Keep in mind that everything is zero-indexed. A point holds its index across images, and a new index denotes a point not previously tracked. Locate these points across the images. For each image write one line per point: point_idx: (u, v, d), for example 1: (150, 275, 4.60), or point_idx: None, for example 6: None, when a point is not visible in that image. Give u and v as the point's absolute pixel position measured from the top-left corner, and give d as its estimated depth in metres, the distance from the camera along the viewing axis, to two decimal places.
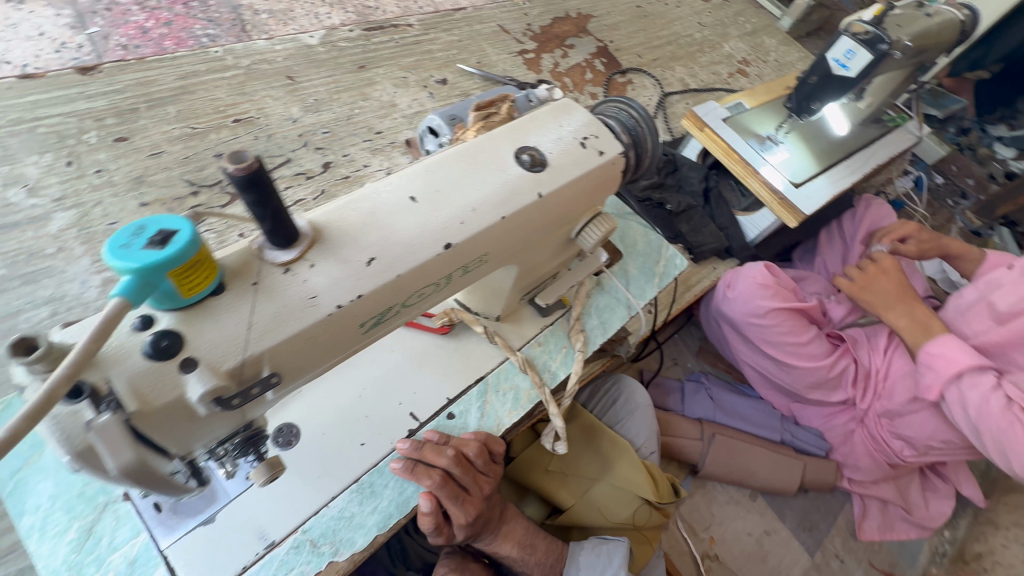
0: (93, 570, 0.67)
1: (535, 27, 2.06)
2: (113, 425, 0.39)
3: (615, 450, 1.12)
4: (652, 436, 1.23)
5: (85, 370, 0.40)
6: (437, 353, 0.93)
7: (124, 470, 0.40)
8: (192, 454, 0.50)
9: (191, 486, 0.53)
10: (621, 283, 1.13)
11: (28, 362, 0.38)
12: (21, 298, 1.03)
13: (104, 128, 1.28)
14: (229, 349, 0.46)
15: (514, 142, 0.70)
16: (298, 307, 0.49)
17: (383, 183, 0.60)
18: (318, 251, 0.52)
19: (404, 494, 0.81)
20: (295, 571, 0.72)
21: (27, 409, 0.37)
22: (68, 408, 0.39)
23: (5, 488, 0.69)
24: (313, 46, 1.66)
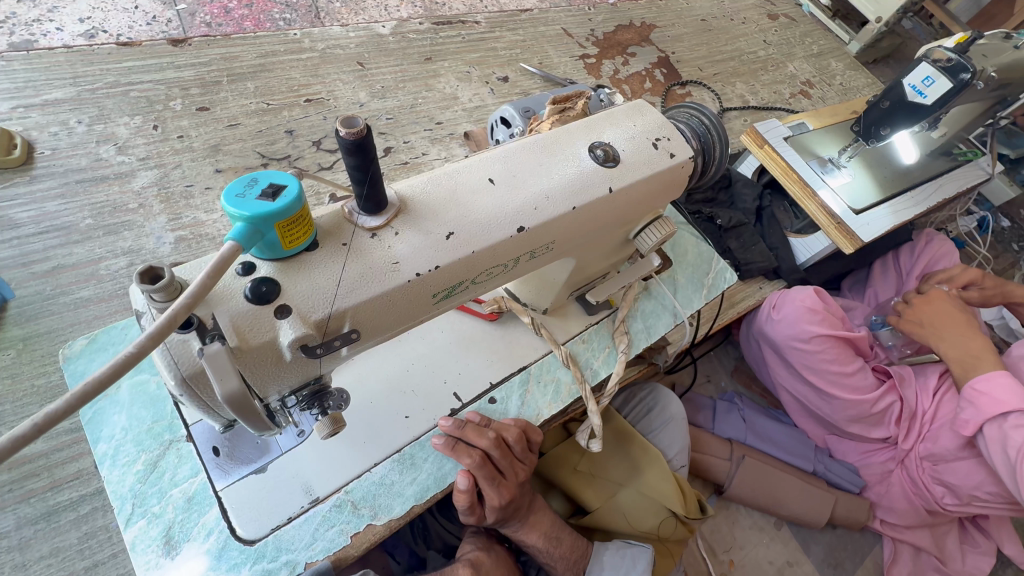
0: (155, 502, 0.71)
1: (598, 33, 2.07)
2: (222, 355, 0.43)
3: (646, 459, 1.11)
4: (684, 450, 1.22)
5: (197, 304, 0.44)
6: (484, 338, 0.95)
7: (226, 397, 0.42)
8: (270, 398, 0.53)
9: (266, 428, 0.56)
10: (669, 291, 1.13)
11: (152, 290, 0.41)
12: (103, 247, 1.11)
13: (189, 98, 1.36)
14: (319, 301, 0.49)
15: (589, 137, 0.71)
16: (381, 271, 0.52)
17: (465, 165, 0.62)
18: (402, 221, 0.55)
19: (443, 470, 0.83)
20: (336, 528, 0.75)
21: (151, 331, 0.40)
22: (179, 337, 0.43)
23: (86, 415, 0.75)
24: (384, 36, 1.72)
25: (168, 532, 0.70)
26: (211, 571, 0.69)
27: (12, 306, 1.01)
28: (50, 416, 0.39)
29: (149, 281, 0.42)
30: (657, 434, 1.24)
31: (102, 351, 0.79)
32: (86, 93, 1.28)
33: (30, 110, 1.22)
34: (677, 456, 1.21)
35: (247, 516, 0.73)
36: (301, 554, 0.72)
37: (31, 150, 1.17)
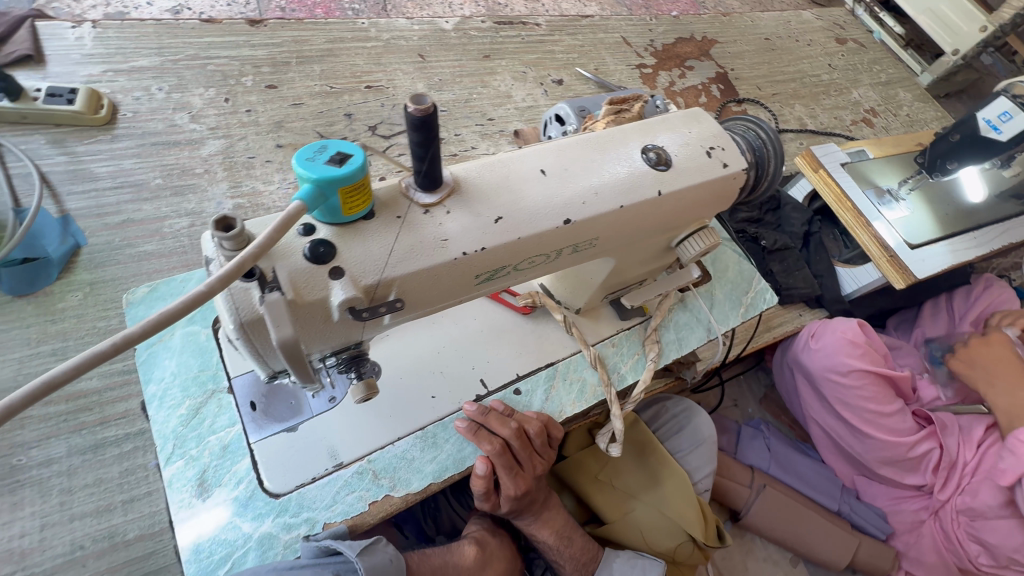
0: (193, 445, 0.75)
1: (657, 44, 2.07)
2: (279, 304, 0.46)
3: (671, 479, 1.09)
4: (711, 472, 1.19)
5: (260, 257, 0.46)
6: (515, 330, 0.96)
7: (281, 347, 0.45)
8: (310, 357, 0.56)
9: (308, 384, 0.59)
10: (705, 305, 1.11)
11: (224, 238, 0.44)
12: (169, 207, 1.18)
13: (260, 75, 1.44)
14: (371, 267, 0.51)
15: (643, 139, 0.72)
16: (431, 246, 0.54)
17: (519, 155, 0.64)
18: (454, 201, 0.57)
19: (462, 452, 0.84)
20: (355, 494, 0.77)
21: (221, 274, 0.43)
22: (242, 285, 0.46)
23: (140, 356, 0.80)
24: (447, 31, 1.76)
25: (202, 475, 0.74)
26: (237, 517, 0.73)
27: (83, 252, 1.09)
28: (129, 338, 0.42)
29: (224, 229, 0.45)
30: (684, 455, 1.19)
31: (159, 300, 0.84)
32: (168, 64, 1.37)
33: (117, 75, 1.31)
34: (702, 479, 1.17)
35: (275, 471, 0.76)
36: (321, 513, 0.75)
37: (115, 111, 1.26)
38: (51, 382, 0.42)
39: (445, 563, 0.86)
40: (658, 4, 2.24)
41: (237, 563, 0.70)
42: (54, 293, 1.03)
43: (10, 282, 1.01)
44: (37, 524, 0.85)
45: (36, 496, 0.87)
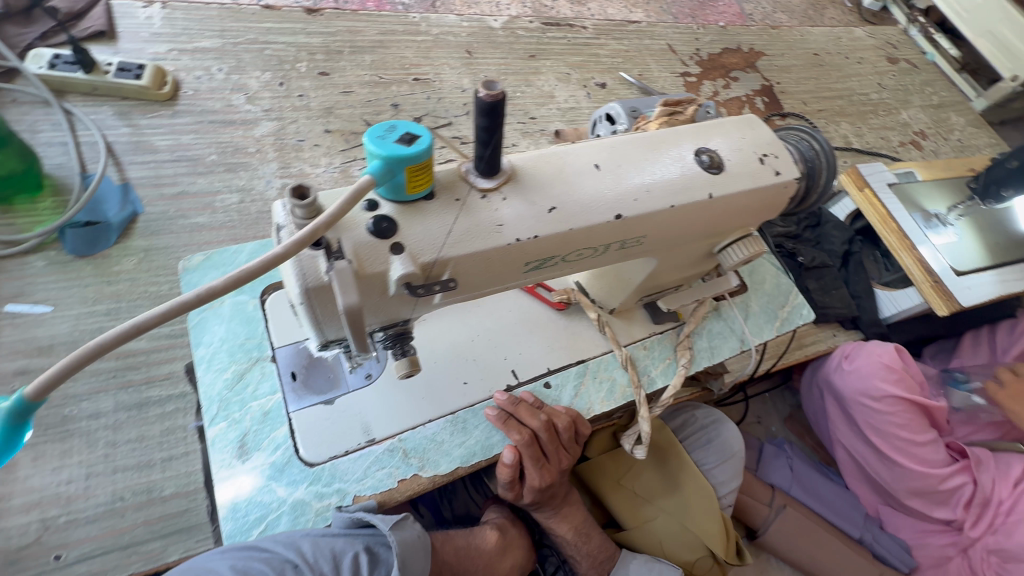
0: (237, 408, 0.78)
1: (703, 54, 2.05)
2: (347, 272, 0.48)
3: (693, 493, 1.08)
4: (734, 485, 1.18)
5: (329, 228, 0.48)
6: (549, 324, 0.97)
7: (347, 315, 0.47)
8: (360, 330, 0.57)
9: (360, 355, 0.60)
10: (740, 316, 1.10)
11: (298, 206, 0.46)
12: (221, 182, 1.23)
13: (314, 62, 1.48)
14: (429, 245, 0.53)
15: (696, 141, 0.72)
16: (486, 230, 0.55)
17: (574, 148, 0.65)
18: (511, 188, 0.58)
19: (490, 440, 0.85)
20: (385, 470, 0.79)
21: (296, 239, 0.45)
22: (310, 253, 0.48)
23: (192, 321, 0.83)
24: (495, 29, 1.79)
25: (243, 438, 0.77)
26: (272, 481, 0.75)
27: (139, 220, 1.13)
28: (212, 291, 0.43)
29: (298, 198, 0.47)
30: (710, 468, 1.17)
31: (212, 268, 0.88)
32: (229, 46, 1.43)
33: (182, 54, 1.37)
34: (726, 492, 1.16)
35: (311, 441, 0.78)
36: (351, 486, 0.77)
37: (177, 88, 1.31)
38: (143, 327, 0.42)
39: (467, 545, 0.89)
40: (706, 13, 2.23)
41: (271, 525, 0.73)
42: (111, 256, 1.08)
43: (74, 243, 1.06)
44: (83, 472, 0.90)
45: (84, 446, 0.91)
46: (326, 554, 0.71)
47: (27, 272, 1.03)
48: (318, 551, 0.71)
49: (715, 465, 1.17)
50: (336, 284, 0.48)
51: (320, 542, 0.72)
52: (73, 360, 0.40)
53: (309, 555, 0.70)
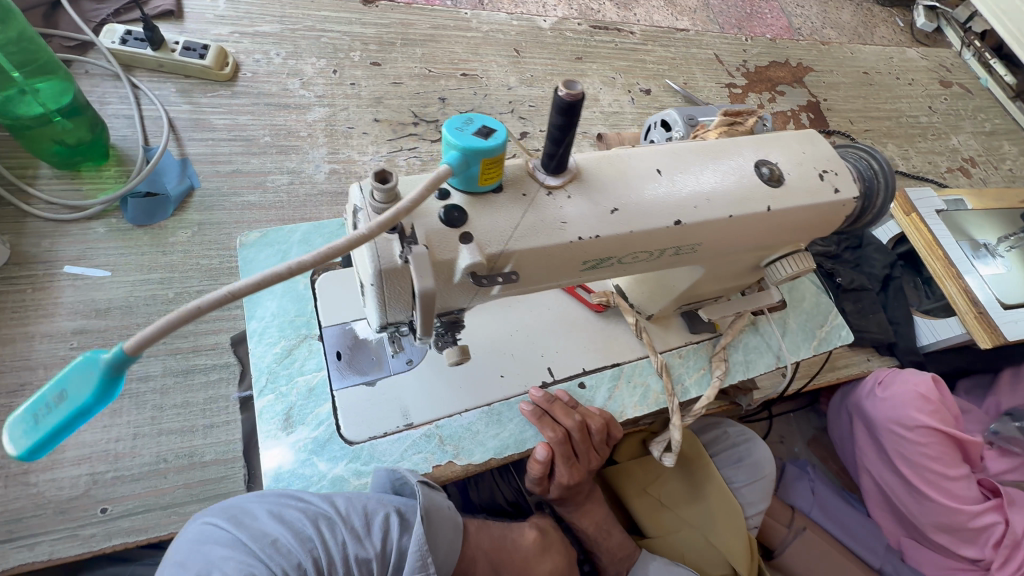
0: (284, 382, 0.81)
1: (750, 66, 2.03)
2: (423, 258, 0.49)
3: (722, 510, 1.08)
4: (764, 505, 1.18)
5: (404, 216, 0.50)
6: (587, 325, 0.97)
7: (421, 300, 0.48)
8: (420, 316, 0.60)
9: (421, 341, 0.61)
10: (777, 332, 1.09)
11: (379, 190, 0.48)
12: (273, 163, 1.26)
13: (367, 52, 1.51)
14: (496, 237, 0.54)
15: (757, 153, 0.72)
16: (551, 226, 0.56)
17: (637, 152, 0.65)
18: (576, 187, 0.59)
19: (524, 434, 0.86)
20: (421, 454, 0.81)
21: (379, 221, 0.46)
22: (385, 236, 0.50)
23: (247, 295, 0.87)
24: (543, 30, 1.80)
25: (289, 411, 0.79)
26: (314, 456, 0.78)
27: (195, 194, 1.18)
28: (304, 265, 0.43)
29: (382, 183, 0.49)
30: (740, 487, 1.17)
31: (267, 245, 0.91)
32: (288, 32, 1.46)
33: (243, 37, 1.42)
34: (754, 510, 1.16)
35: (352, 420, 0.80)
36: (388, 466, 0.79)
37: (237, 70, 1.35)
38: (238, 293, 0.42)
39: (504, 535, 0.92)
40: (753, 25, 2.20)
41: None
42: (168, 227, 1.12)
43: (134, 212, 1.11)
44: (130, 432, 0.93)
45: (133, 407, 0.95)
46: (358, 511, 0.74)
47: (89, 237, 1.08)
48: (351, 506, 0.74)
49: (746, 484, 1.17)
50: (413, 269, 0.49)
51: (354, 498, 0.75)
52: (175, 318, 0.41)
53: (342, 508, 0.73)
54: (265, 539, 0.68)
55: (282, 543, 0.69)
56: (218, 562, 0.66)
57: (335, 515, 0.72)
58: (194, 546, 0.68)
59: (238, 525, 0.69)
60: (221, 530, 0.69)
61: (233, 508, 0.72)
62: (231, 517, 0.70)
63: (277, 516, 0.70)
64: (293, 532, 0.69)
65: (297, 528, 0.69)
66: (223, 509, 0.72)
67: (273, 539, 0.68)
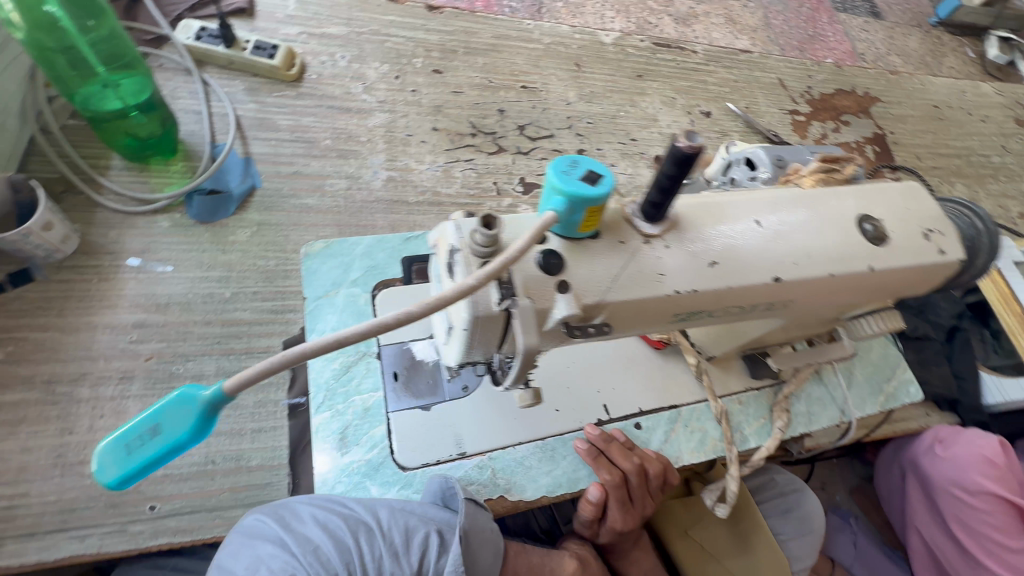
0: (340, 400, 0.80)
1: (814, 92, 1.95)
2: (528, 312, 0.48)
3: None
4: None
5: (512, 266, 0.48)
6: (646, 363, 0.94)
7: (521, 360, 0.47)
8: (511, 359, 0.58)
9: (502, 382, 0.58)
10: (843, 384, 1.03)
11: (484, 238, 0.46)
12: (333, 167, 1.26)
13: (429, 59, 1.50)
14: (593, 288, 0.51)
15: (859, 207, 0.67)
16: (648, 278, 0.53)
17: (735, 201, 0.61)
18: (674, 235, 0.56)
19: (577, 473, 0.83)
20: (474, 486, 0.79)
21: (486, 271, 0.45)
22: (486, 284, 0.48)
23: (309, 306, 0.86)
24: (605, 45, 1.76)
25: (344, 430, 0.79)
26: (366, 479, 0.76)
27: (257, 194, 1.18)
28: (412, 315, 0.42)
29: (482, 231, 0.47)
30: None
31: (331, 257, 0.91)
32: (354, 35, 1.47)
33: (311, 38, 1.42)
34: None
35: (406, 445, 0.79)
36: None
37: (303, 71, 1.36)
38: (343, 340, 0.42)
39: (543, 565, 0.86)
40: (816, 48, 2.09)
41: None
42: (228, 226, 1.13)
43: (199, 210, 1.12)
44: None
45: None
46: (398, 527, 0.70)
47: (154, 231, 1.09)
48: (393, 521, 0.70)
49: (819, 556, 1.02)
50: (516, 322, 0.48)
51: (396, 512, 0.72)
52: (276, 362, 0.41)
53: (383, 523, 0.70)
54: (307, 544, 0.67)
55: (322, 552, 0.67)
56: (266, 558, 0.66)
57: (375, 530, 0.69)
58: (243, 542, 0.68)
59: (284, 526, 0.68)
60: (269, 527, 0.69)
61: (281, 507, 0.71)
62: (280, 517, 0.69)
63: (321, 523, 0.68)
64: (335, 540, 0.67)
65: (338, 538, 0.67)
66: (272, 506, 0.71)
67: (315, 546, 0.67)
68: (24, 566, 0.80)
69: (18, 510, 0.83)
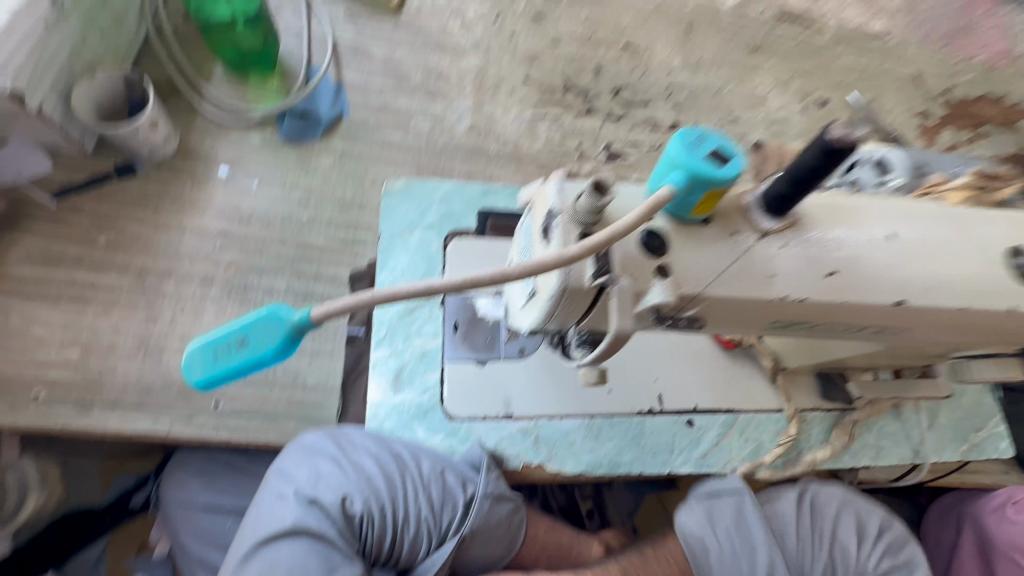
0: (401, 340, 0.81)
1: (954, 94, 1.69)
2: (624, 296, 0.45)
3: (697, 546, 0.85)
4: (870, 558, 0.88)
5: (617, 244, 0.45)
6: (711, 360, 0.88)
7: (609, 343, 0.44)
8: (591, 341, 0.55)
9: (572, 361, 0.57)
10: (923, 423, 0.94)
11: (594, 204, 0.43)
12: (419, 106, 1.24)
13: (532, 4, 1.42)
14: (695, 280, 0.47)
15: (1014, 235, 0.58)
16: (758, 278, 0.49)
17: (868, 206, 0.54)
18: (793, 235, 0.50)
19: (618, 458, 0.82)
20: (515, 449, 0.79)
21: (590, 244, 0.42)
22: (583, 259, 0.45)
23: (383, 243, 0.87)
24: (723, 10, 1.60)
25: (400, 370, 0.80)
26: (415, 421, 0.78)
27: (343, 123, 1.18)
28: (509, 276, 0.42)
29: (583, 200, 0.44)
30: (725, 528, 0.84)
31: (411, 197, 0.91)
32: None
33: None
34: (768, 553, 0.83)
35: (456, 396, 0.79)
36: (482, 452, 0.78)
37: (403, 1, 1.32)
38: (437, 289, 0.44)
39: (570, 546, 0.88)
40: (966, 42, 1.80)
41: None
42: (313, 150, 1.15)
43: (288, 129, 1.14)
44: None
45: None
46: (439, 477, 0.74)
47: (245, 144, 1.12)
48: (435, 473, 0.74)
49: (785, 510, 0.88)
50: (612, 303, 0.45)
51: (439, 462, 0.75)
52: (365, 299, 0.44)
53: (427, 470, 0.74)
54: (360, 473, 0.72)
55: (374, 482, 0.71)
56: (325, 474, 0.72)
57: (420, 475, 0.73)
58: (304, 455, 0.73)
59: (341, 450, 0.73)
60: (328, 448, 0.73)
61: (337, 431, 0.75)
62: (337, 442, 0.73)
63: (374, 456, 0.72)
64: (385, 474, 0.72)
65: (387, 473, 0.72)
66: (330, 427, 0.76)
67: (368, 475, 0.71)
68: (106, 432, 0.89)
69: (105, 383, 0.92)
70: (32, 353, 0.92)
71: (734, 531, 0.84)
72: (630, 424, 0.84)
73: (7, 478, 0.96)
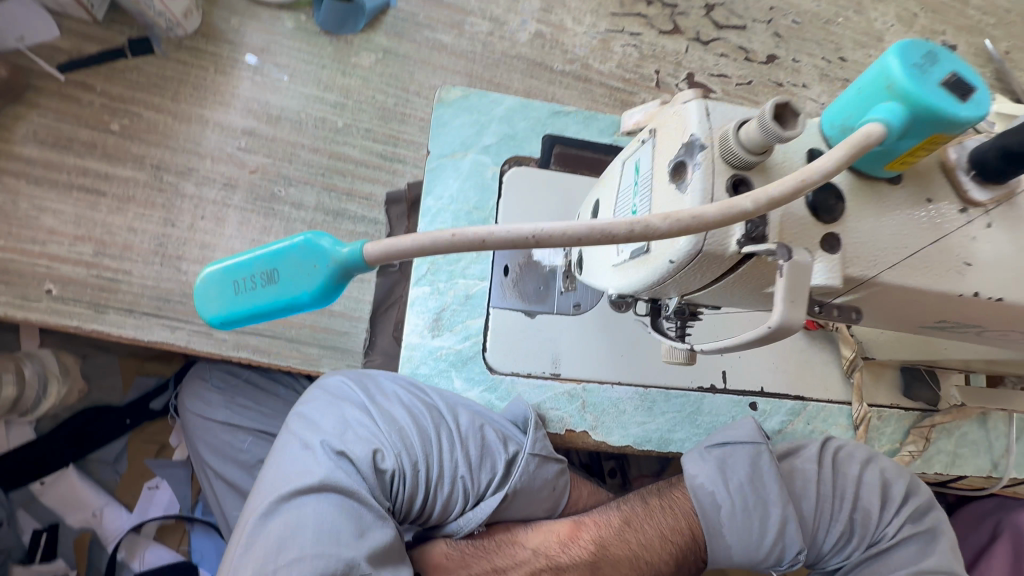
0: (443, 279, 0.72)
1: None
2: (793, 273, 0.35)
3: (706, 501, 0.68)
4: (894, 522, 0.68)
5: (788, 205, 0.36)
6: (788, 339, 0.78)
7: (771, 328, 0.35)
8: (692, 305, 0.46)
9: (657, 333, 0.49)
10: (1010, 435, 0.82)
11: (783, 139, 0.32)
12: (478, 3, 1.04)
13: None
14: (874, 260, 0.38)
15: None
16: (947, 267, 0.39)
17: None
18: (1002, 212, 0.40)
19: (670, 434, 0.73)
20: (559, 413, 0.71)
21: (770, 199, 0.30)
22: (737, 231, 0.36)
23: (430, 164, 0.74)
24: None
25: (440, 312, 0.71)
26: (452, 369, 0.70)
27: (390, 14, 1.01)
28: (653, 229, 0.30)
29: (742, 131, 0.34)
30: (740, 484, 0.67)
31: (467, 111, 0.77)
32: None
33: None
34: (783, 511, 0.66)
35: (499, 347, 0.71)
36: None
37: None
38: (543, 241, 0.31)
39: None
40: None
41: None
42: (353, 45, 0.99)
43: (325, 15, 0.96)
44: None
45: (282, 230, 0.91)
46: (479, 432, 0.66)
47: (276, 29, 0.97)
48: (473, 429, 0.65)
49: (806, 468, 0.70)
50: (780, 280, 0.35)
51: (478, 416, 0.67)
52: (427, 243, 0.32)
53: (465, 425, 0.65)
54: (392, 424, 0.63)
55: (406, 435, 0.63)
56: (353, 423, 0.64)
57: (458, 429, 0.65)
58: (330, 400, 0.66)
59: (371, 397, 0.65)
60: (355, 394, 0.66)
61: (365, 378, 0.67)
62: (365, 388, 0.66)
63: (406, 405, 0.65)
64: (419, 426, 0.63)
65: (422, 425, 0.64)
66: (356, 373, 0.69)
67: (400, 426, 0.63)
68: (122, 337, 0.84)
69: (121, 285, 0.85)
70: (42, 245, 0.85)
71: (748, 486, 0.67)
72: (688, 399, 0.75)
73: (26, 366, 0.92)
